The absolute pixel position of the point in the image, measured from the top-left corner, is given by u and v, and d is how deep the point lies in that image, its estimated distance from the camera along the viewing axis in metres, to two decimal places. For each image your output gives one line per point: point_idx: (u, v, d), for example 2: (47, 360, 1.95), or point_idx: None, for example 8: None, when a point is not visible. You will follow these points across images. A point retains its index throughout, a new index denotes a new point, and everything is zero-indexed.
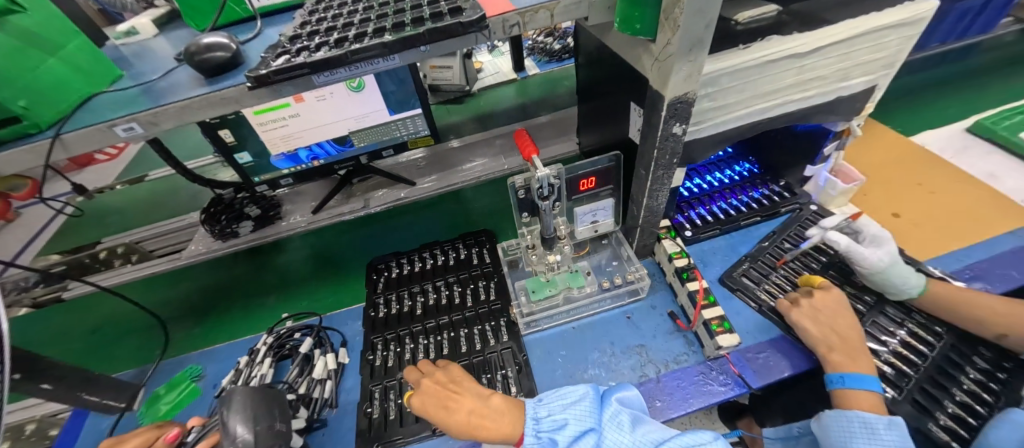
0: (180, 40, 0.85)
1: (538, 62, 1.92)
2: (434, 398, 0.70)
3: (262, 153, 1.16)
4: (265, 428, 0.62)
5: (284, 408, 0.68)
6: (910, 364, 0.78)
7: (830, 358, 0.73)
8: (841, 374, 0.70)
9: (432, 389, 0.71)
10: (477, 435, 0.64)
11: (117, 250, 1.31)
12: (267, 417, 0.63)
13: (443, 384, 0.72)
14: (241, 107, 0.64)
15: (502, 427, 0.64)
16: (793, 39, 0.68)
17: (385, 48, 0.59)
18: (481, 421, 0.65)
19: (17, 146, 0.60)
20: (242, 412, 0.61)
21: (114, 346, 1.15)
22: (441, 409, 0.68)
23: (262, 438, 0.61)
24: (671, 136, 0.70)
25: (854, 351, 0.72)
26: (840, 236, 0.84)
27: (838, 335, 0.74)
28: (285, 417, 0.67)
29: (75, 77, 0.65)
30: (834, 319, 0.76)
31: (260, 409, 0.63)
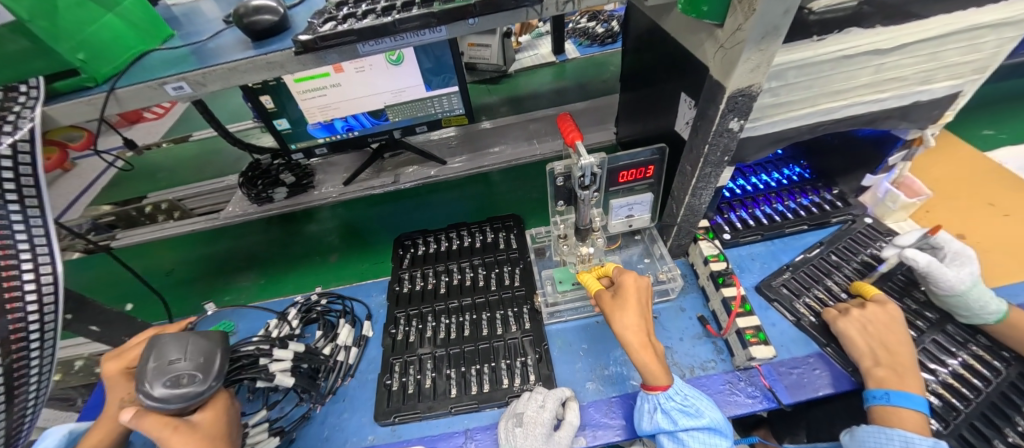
0: (228, 2, 0.86)
1: (579, 45, 1.86)
2: (621, 301, 0.72)
3: (300, 122, 1.17)
4: (170, 363, 0.58)
5: (211, 340, 0.62)
6: (960, 396, 0.73)
7: (875, 372, 0.68)
8: (886, 391, 0.66)
9: (631, 299, 0.72)
10: (637, 353, 0.67)
11: (160, 206, 1.36)
12: (174, 352, 0.59)
13: (628, 293, 0.73)
14: (285, 73, 0.63)
15: (663, 374, 0.67)
16: (877, 33, 0.62)
17: (433, 18, 0.57)
18: (651, 348, 0.68)
19: (75, 97, 0.62)
20: (158, 356, 0.59)
21: (153, 299, 1.21)
22: (623, 312, 0.70)
23: (164, 376, 0.57)
24: (726, 132, 0.66)
25: (903, 369, 0.68)
26: (920, 254, 0.77)
27: (886, 350, 0.70)
28: (211, 347, 0.61)
29: (130, 33, 0.66)
30: (883, 333, 0.72)
31: (172, 346, 0.60)
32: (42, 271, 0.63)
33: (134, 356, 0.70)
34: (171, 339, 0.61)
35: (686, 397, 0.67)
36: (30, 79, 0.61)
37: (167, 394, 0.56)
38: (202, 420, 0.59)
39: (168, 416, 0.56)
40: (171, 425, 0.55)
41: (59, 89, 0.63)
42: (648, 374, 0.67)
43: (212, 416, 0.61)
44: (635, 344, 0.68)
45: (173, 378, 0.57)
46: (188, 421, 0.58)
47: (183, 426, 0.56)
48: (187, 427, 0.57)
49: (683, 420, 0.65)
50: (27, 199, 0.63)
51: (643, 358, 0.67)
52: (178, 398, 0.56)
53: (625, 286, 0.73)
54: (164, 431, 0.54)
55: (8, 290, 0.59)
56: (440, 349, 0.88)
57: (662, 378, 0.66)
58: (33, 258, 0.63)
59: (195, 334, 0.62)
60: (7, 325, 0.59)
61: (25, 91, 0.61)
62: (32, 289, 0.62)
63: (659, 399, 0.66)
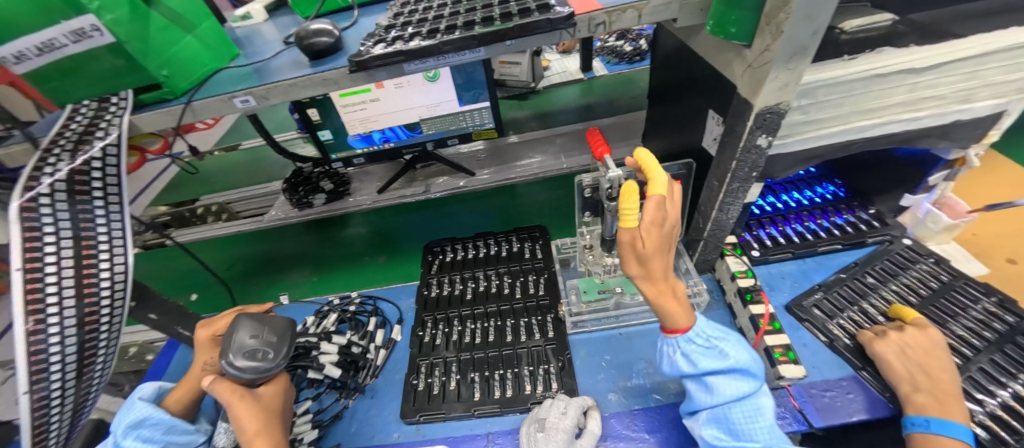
0: (285, 25, 0.95)
1: (607, 63, 1.89)
2: (635, 250, 0.61)
3: (340, 132, 1.25)
4: (249, 337, 0.64)
5: (280, 323, 0.68)
6: (1010, 430, 0.66)
7: (914, 399, 0.66)
8: (926, 418, 0.62)
9: (652, 245, 0.60)
10: (653, 300, 0.63)
11: (211, 208, 1.49)
12: (254, 328, 0.65)
13: (643, 239, 0.60)
14: (338, 89, 0.69)
15: (685, 316, 0.62)
16: (910, 52, 0.62)
17: (473, 40, 0.61)
18: (668, 291, 0.63)
19: (156, 109, 0.71)
20: (237, 330, 0.65)
21: (211, 290, 1.31)
22: (639, 264, 0.61)
23: (242, 347, 0.63)
24: (754, 148, 0.67)
25: (946, 395, 0.64)
26: None
27: (927, 375, 0.67)
28: (280, 329, 0.67)
29: (205, 53, 0.75)
30: (924, 357, 0.69)
31: (250, 325, 0.66)
32: (116, 260, 0.71)
33: (222, 324, 0.79)
34: (250, 315, 0.67)
35: (709, 339, 0.62)
36: (123, 92, 0.70)
37: (243, 365, 0.62)
38: (265, 393, 0.65)
39: (237, 385, 0.63)
40: (238, 393, 0.61)
41: (145, 101, 0.72)
42: (668, 317, 0.63)
43: (273, 391, 0.66)
44: (651, 291, 0.63)
45: (240, 349, 0.63)
46: (254, 393, 0.63)
47: (248, 396, 0.62)
48: (251, 397, 0.62)
49: (704, 362, 0.61)
50: (110, 196, 0.71)
51: (661, 305, 0.62)
52: (249, 371, 0.62)
53: (646, 228, 0.59)
54: (235, 398, 0.61)
55: (87, 276, 0.67)
56: (465, 353, 0.90)
57: (682, 321, 0.62)
58: (109, 249, 0.70)
59: (265, 316, 0.68)
60: (84, 307, 0.67)
61: (117, 102, 0.70)
62: (106, 277, 0.70)
63: (679, 343, 0.63)
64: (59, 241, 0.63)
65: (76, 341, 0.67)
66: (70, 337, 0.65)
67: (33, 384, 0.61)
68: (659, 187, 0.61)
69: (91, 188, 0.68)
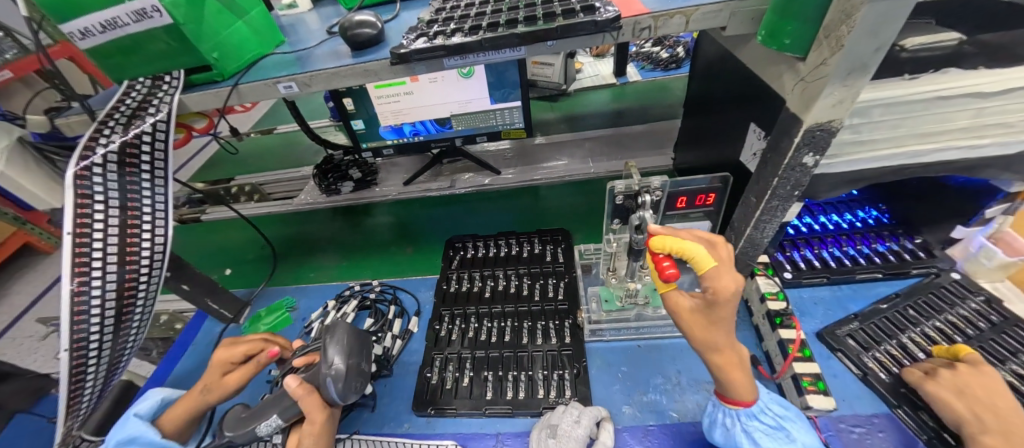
0: (328, 16, 0.97)
1: (641, 69, 1.86)
2: (702, 325, 0.56)
3: (373, 122, 1.27)
4: (354, 367, 0.67)
5: (368, 350, 0.72)
6: None
7: (981, 439, 0.60)
8: None
9: (728, 315, 0.55)
10: (721, 373, 0.59)
11: (245, 188, 1.52)
12: (357, 355, 0.68)
13: (711, 312, 0.55)
14: (377, 80, 0.70)
15: (749, 389, 0.60)
16: (980, 75, 0.58)
17: (515, 39, 0.61)
18: (738, 365, 0.59)
19: (205, 89, 0.73)
20: (348, 354, 0.66)
21: (244, 266, 1.35)
22: (709, 334, 0.56)
23: (348, 376, 0.65)
24: (799, 167, 0.63)
25: (1017, 436, 0.58)
26: None
27: (993, 415, 0.61)
28: (369, 356, 0.71)
29: (254, 38, 0.77)
30: (985, 395, 0.63)
31: (354, 352, 0.68)
32: (156, 231, 0.75)
33: (240, 353, 0.76)
34: (352, 334, 0.69)
35: (777, 419, 0.62)
36: (175, 71, 0.74)
37: (344, 392, 0.65)
38: (336, 409, 0.70)
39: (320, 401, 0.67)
40: (324, 412, 0.66)
41: (194, 81, 0.75)
42: (734, 390, 0.59)
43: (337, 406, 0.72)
44: (719, 362, 0.58)
45: (350, 381, 0.66)
46: (330, 411, 0.69)
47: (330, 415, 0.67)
48: (329, 416, 0.67)
49: (767, 442, 0.61)
50: (157, 171, 0.75)
51: (732, 378, 0.58)
52: (344, 396, 0.66)
53: (716, 300, 0.53)
54: (319, 416, 0.66)
55: (129, 245, 0.70)
56: (480, 351, 0.90)
57: (749, 394, 0.60)
58: (151, 221, 0.74)
59: (361, 340, 0.70)
60: (124, 272, 0.70)
61: (169, 81, 0.73)
62: (147, 247, 0.73)
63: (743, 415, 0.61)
64: (108, 208, 0.67)
65: (114, 305, 0.70)
66: (109, 300, 0.69)
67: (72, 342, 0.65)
68: (709, 261, 0.53)
69: (140, 161, 0.72)
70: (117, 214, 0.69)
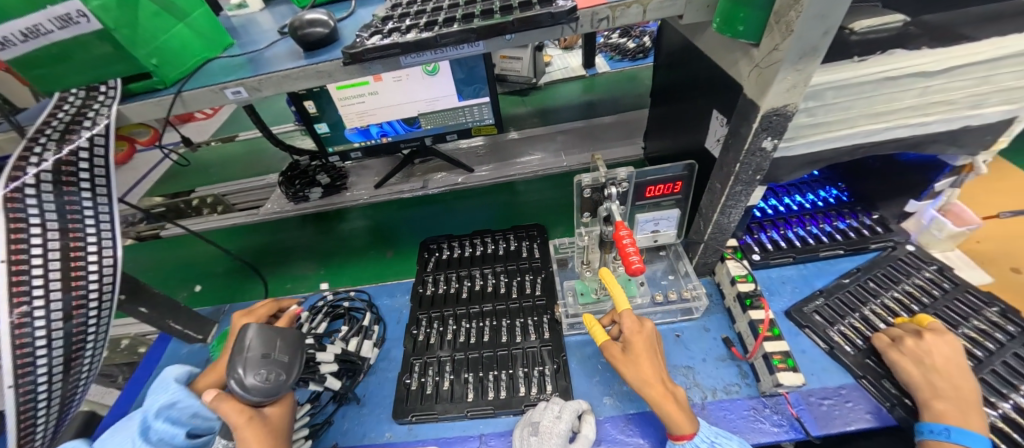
0: (282, 15, 0.93)
1: (610, 60, 1.87)
2: (628, 357, 0.71)
3: (338, 126, 1.23)
4: (262, 357, 0.62)
5: (293, 341, 0.66)
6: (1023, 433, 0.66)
7: (933, 405, 0.64)
8: (946, 426, 0.61)
9: (642, 352, 0.70)
10: (657, 404, 0.66)
11: (206, 200, 1.46)
12: (266, 347, 0.63)
13: (630, 343, 0.72)
14: (332, 82, 0.68)
15: (688, 421, 0.65)
16: (922, 55, 0.60)
17: (472, 34, 0.59)
18: (671, 396, 0.67)
19: (148, 98, 0.69)
20: (249, 346, 0.63)
21: (215, 281, 1.29)
22: (635, 366, 0.69)
23: (255, 367, 0.61)
24: (758, 151, 0.65)
25: (965, 404, 0.63)
26: None
27: (948, 383, 0.65)
28: (293, 347, 0.66)
29: (197, 42, 0.73)
30: (945, 365, 0.67)
31: (261, 341, 0.64)
32: (104, 253, 0.70)
33: (263, 314, 0.82)
34: (262, 329, 0.65)
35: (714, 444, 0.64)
36: (111, 81, 0.69)
37: (255, 386, 0.60)
38: (271, 414, 0.63)
39: (244, 405, 0.61)
40: (246, 415, 0.60)
41: (133, 91, 0.70)
42: (672, 422, 0.65)
43: (279, 412, 0.65)
44: (653, 396, 0.67)
45: (256, 373, 0.61)
46: (261, 415, 0.62)
47: (256, 418, 0.60)
48: (258, 419, 0.61)
49: None
50: (98, 187, 0.70)
51: (665, 410, 0.66)
52: (260, 392, 0.60)
53: (631, 338, 0.72)
54: (240, 420, 0.59)
55: (74, 269, 0.66)
56: (460, 353, 0.89)
57: (687, 426, 0.64)
58: (97, 242, 0.69)
59: (277, 331, 0.66)
60: (71, 299, 0.66)
61: (104, 91, 0.68)
62: (94, 270, 0.68)
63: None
64: (46, 232, 0.62)
65: (63, 336, 0.65)
66: (56, 329, 0.64)
67: (18, 379, 0.61)
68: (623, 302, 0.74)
69: (78, 179, 0.67)
70: (56, 237, 0.64)
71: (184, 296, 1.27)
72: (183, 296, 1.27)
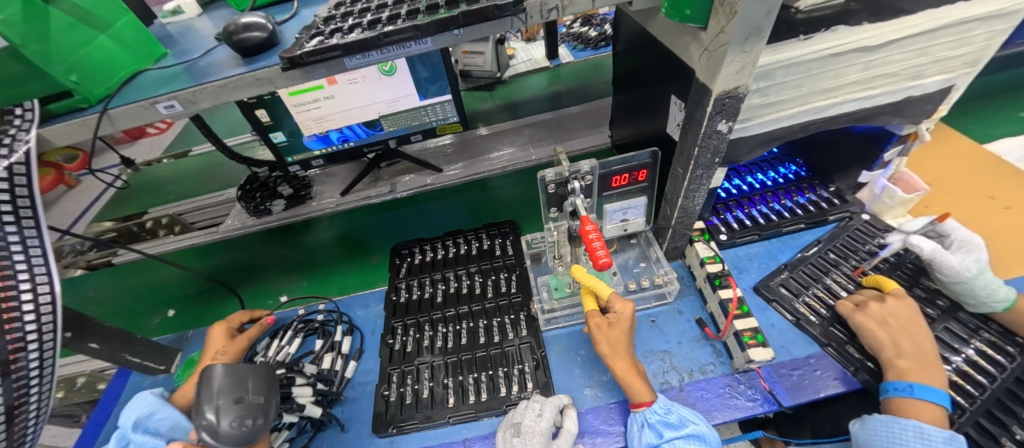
0: (221, 19, 0.87)
1: (572, 49, 1.86)
2: (606, 338, 0.72)
3: (296, 134, 1.18)
4: (235, 402, 0.62)
5: (265, 379, 0.66)
6: (975, 384, 0.71)
7: (897, 363, 0.67)
8: (909, 383, 0.64)
9: (622, 333, 0.72)
10: (621, 377, 0.70)
11: (161, 221, 1.39)
12: (238, 390, 0.63)
13: (611, 325, 0.73)
14: (275, 89, 0.64)
15: (647, 392, 0.69)
16: (862, 31, 0.62)
17: (418, 31, 0.57)
18: (635, 371, 0.70)
19: (69, 119, 0.63)
20: (218, 393, 0.62)
21: (191, 305, 1.22)
22: (609, 344, 0.72)
23: (230, 413, 0.60)
24: (715, 134, 0.65)
25: (925, 360, 0.66)
26: (925, 241, 0.77)
27: (909, 343, 0.68)
28: (263, 389, 0.65)
29: (123, 54, 0.67)
30: (903, 326, 0.71)
31: (230, 385, 0.63)
32: (39, 289, 0.64)
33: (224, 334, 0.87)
34: (228, 372, 0.64)
35: (670, 410, 0.67)
36: (26, 102, 0.63)
37: (232, 433, 0.60)
38: None
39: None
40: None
41: (54, 111, 0.64)
42: (632, 391, 0.69)
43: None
44: (619, 370, 0.70)
45: (228, 420, 0.60)
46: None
47: None
48: None
49: (669, 432, 0.65)
50: (24, 220, 0.64)
51: (627, 381, 0.70)
52: (237, 438, 0.60)
53: (618, 319, 0.73)
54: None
55: (5, 311, 0.60)
56: (438, 358, 0.87)
57: (645, 395, 0.68)
58: (30, 278, 0.63)
59: (248, 372, 0.65)
60: (6, 344, 0.60)
61: (20, 115, 0.62)
62: (29, 309, 0.63)
63: (645, 415, 0.67)
64: None
65: (1, 385, 0.60)
66: None
67: None
68: (606, 288, 0.75)
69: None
70: None
71: (157, 322, 1.20)
72: (155, 323, 1.19)
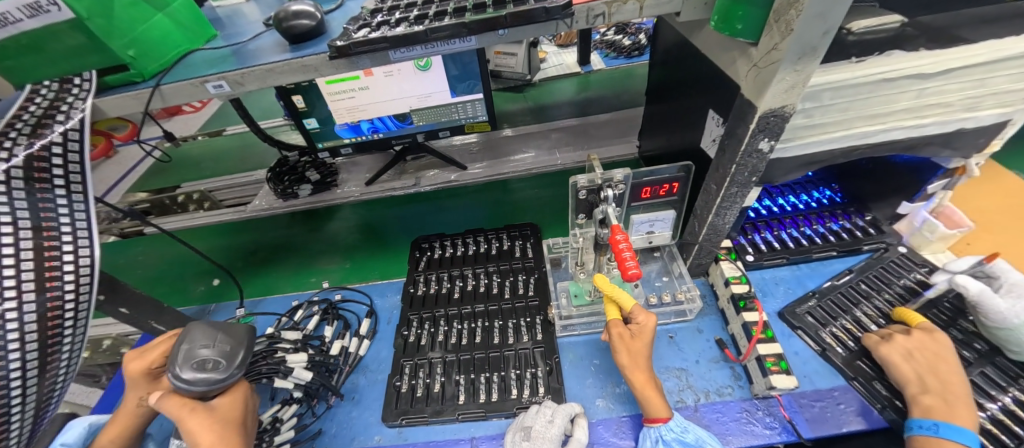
0: (268, 6, 0.89)
1: (605, 57, 1.85)
2: (624, 349, 0.71)
3: (328, 121, 1.20)
4: (200, 347, 0.60)
5: (240, 331, 0.64)
6: (1012, 434, 0.67)
7: (922, 400, 0.64)
8: (934, 421, 0.61)
9: (643, 345, 0.71)
10: (638, 388, 0.69)
11: (192, 196, 1.42)
12: (204, 337, 0.61)
13: (630, 336, 0.72)
14: (318, 76, 0.65)
15: (663, 406, 0.67)
16: (918, 57, 0.60)
17: (463, 28, 0.57)
18: (654, 384, 0.69)
19: (123, 92, 0.66)
20: (189, 338, 0.61)
21: (230, 275, 1.25)
22: (627, 356, 0.71)
23: (192, 358, 0.59)
24: (755, 153, 0.64)
25: (954, 398, 0.63)
26: (973, 281, 0.73)
27: (937, 378, 0.66)
28: (231, 340, 0.62)
29: (178, 33, 0.70)
30: (932, 361, 0.68)
31: (202, 331, 0.62)
32: (80, 253, 0.66)
33: (156, 357, 0.67)
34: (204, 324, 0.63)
35: (686, 429, 0.66)
36: (86, 73, 0.66)
37: (193, 377, 0.58)
38: (220, 405, 0.61)
39: (189, 398, 0.60)
40: (188, 407, 0.58)
41: (110, 83, 0.67)
42: (647, 405, 0.68)
43: (231, 402, 0.62)
44: (637, 382, 0.69)
45: (191, 363, 0.59)
46: (207, 405, 0.60)
47: (200, 408, 0.59)
48: (204, 410, 0.59)
49: None
50: (73, 185, 0.66)
51: (644, 393, 0.68)
52: (200, 383, 0.58)
53: (637, 333, 0.72)
54: (182, 412, 0.58)
55: (49, 269, 0.62)
56: (450, 355, 0.88)
57: (662, 411, 0.67)
58: (73, 241, 0.65)
59: (224, 325, 0.64)
60: (45, 301, 0.62)
61: (79, 84, 0.66)
62: (70, 270, 0.65)
63: (661, 432, 0.66)
64: (18, 231, 0.59)
65: (37, 341, 0.62)
66: (29, 333, 0.60)
67: None
68: (629, 299, 0.74)
69: (51, 176, 0.63)
70: (29, 236, 0.60)
71: (201, 289, 1.23)
72: (200, 290, 1.23)
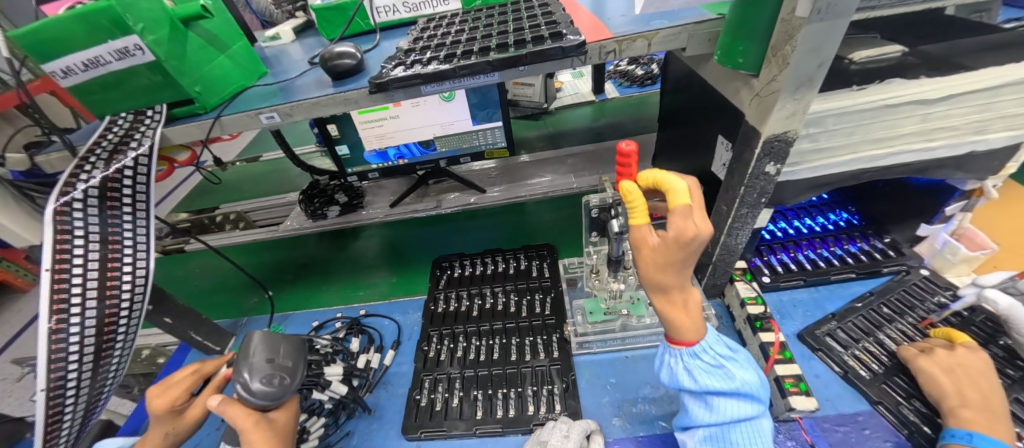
0: (311, 46, 1.00)
1: (618, 86, 1.93)
2: (650, 262, 0.58)
3: (357, 146, 1.29)
4: (267, 361, 0.63)
5: (297, 345, 0.67)
6: None
7: (960, 412, 0.63)
8: (969, 431, 0.60)
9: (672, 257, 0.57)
10: (662, 309, 0.63)
11: (229, 217, 1.52)
12: (270, 351, 0.64)
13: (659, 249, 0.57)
14: (358, 108, 0.73)
15: (693, 331, 0.63)
16: (919, 84, 0.62)
17: (488, 65, 0.64)
18: (681, 306, 0.62)
19: (188, 122, 0.75)
20: (254, 351, 0.63)
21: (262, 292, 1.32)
22: (657, 271, 0.59)
23: (260, 372, 0.62)
24: (763, 175, 0.67)
25: (994, 414, 0.62)
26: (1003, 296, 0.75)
27: (975, 394, 0.64)
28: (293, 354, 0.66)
29: (236, 72, 0.79)
30: (974, 377, 0.67)
31: (265, 345, 0.64)
32: (138, 264, 0.73)
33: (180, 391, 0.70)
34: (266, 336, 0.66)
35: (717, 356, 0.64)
36: (158, 106, 0.75)
37: (260, 389, 0.61)
38: (277, 418, 0.64)
39: (249, 410, 0.62)
40: (252, 419, 0.61)
41: (177, 115, 0.76)
42: (677, 329, 0.63)
43: (285, 415, 0.66)
44: (663, 304, 0.62)
45: (261, 377, 0.62)
46: (267, 418, 0.63)
47: (262, 421, 0.61)
48: (265, 423, 0.62)
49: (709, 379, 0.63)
50: (138, 204, 0.74)
51: (669, 317, 0.62)
52: (266, 395, 0.61)
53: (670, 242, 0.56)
54: (246, 423, 0.60)
55: (110, 279, 0.69)
56: (468, 370, 0.90)
57: (690, 335, 0.63)
58: (133, 253, 0.72)
59: (284, 337, 0.67)
60: (104, 308, 0.69)
61: (151, 116, 0.75)
62: (128, 280, 0.72)
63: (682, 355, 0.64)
64: (88, 244, 0.66)
65: (95, 343, 0.68)
66: (88, 337, 0.66)
67: (51, 384, 0.63)
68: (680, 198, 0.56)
69: (121, 195, 0.72)
70: (98, 248, 0.67)
71: (255, 302, 1.29)
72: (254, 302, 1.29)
